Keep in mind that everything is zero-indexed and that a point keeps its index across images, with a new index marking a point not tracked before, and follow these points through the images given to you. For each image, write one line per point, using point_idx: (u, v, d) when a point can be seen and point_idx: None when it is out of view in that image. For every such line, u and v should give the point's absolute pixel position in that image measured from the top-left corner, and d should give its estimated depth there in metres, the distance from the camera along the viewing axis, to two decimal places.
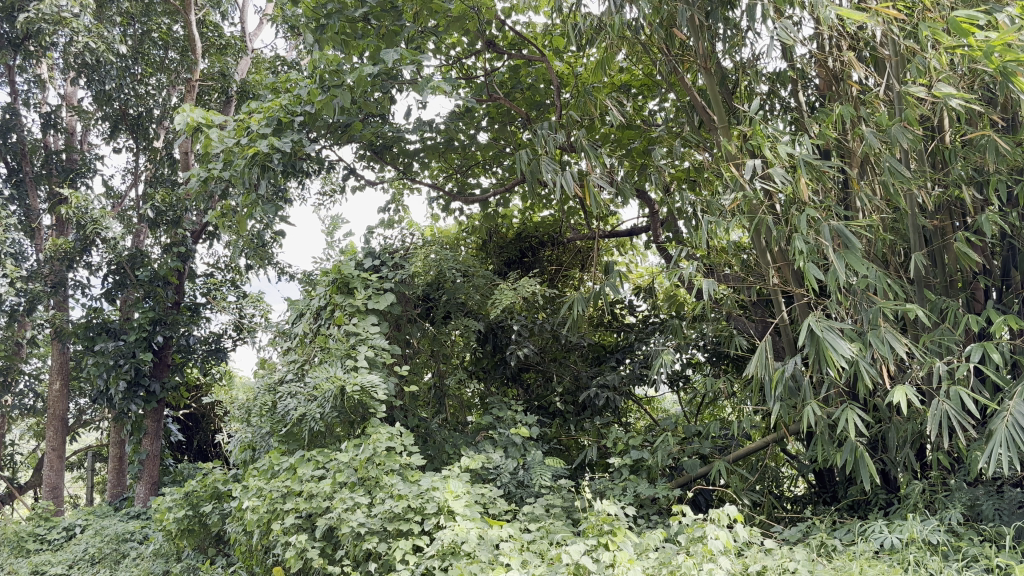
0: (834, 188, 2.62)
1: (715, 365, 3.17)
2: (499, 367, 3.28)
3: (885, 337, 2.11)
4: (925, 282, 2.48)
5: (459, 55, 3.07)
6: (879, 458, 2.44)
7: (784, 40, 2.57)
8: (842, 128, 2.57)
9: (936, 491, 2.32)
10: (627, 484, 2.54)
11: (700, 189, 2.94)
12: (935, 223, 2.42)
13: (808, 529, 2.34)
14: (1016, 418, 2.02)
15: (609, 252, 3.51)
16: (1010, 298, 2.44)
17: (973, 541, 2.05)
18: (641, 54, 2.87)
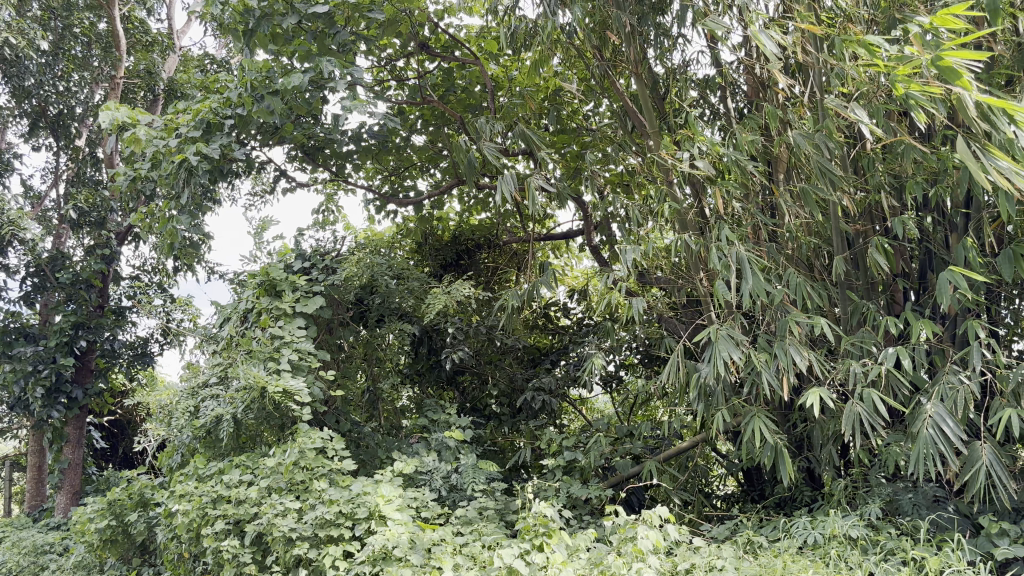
0: (761, 193, 2.69)
1: (648, 367, 3.21)
2: (434, 370, 3.27)
3: (788, 350, 2.22)
4: (847, 285, 2.56)
5: (393, 57, 3.05)
6: (805, 456, 2.51)
7: (713, 47, 2.62)
8: (769, 135, 2.63)
9: (858, 488, 2.40)
10: (560, 485, 2.56)
11: (632, 193, 2.98)
12: (856, 228, 2.50)
13: (736, 527, 2.39)
14: (935, 419, 2.09)
15: (545, 255, 3.53)
16: (927, 301, 2.53)
17: (891, 535, 2.12)
18: (573, 58, 2.90)
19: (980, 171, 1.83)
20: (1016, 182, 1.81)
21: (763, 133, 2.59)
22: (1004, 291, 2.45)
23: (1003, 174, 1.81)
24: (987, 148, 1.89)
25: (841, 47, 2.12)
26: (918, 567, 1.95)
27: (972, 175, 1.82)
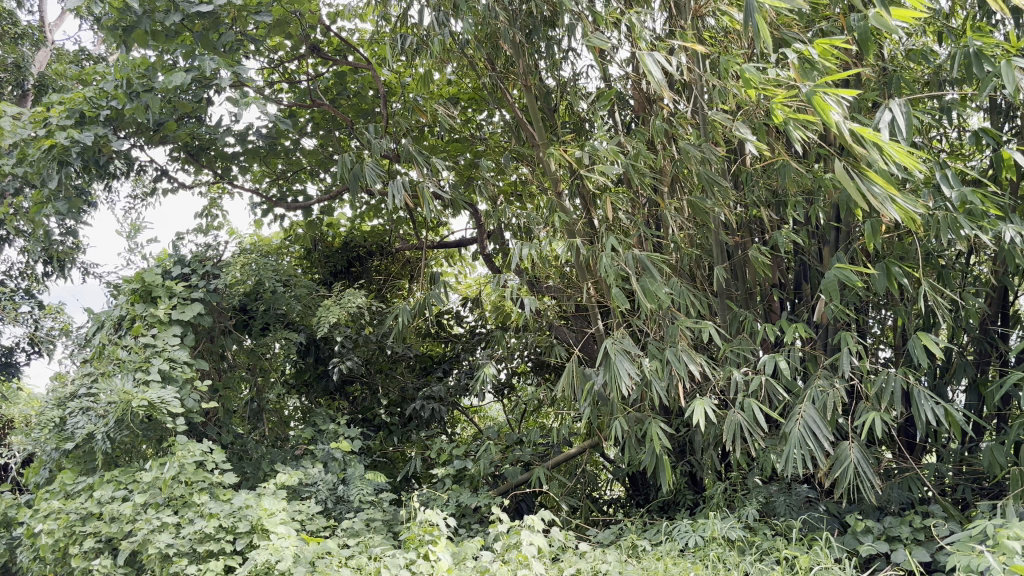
0: (648, 204, 2.76)
1: (539, 374, 3.25)
2: (322, 380, 3.21)
3: (681, 356, 2.28)
4: (728, 294, 2.66)
5: (282, 59, 2.99)
6: (687, 461, 2.59)
7: (602, 62, 2.68)
8: (655, 149, 2.71)
9: (736, 490, 2.49)
10: (449, 494, 2.55)
11: (524, 203, 3.01)
12: (736, 239, 2.60)
13: (621, 532, 2.44)
14: (806, 421, 2.20)
15: (437, 263, 3.52)
16: (801, 310, 2.66)
17: (766, 536, 2.21)
18: (467, 67, 2.91)
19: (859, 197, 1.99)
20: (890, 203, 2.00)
21: (650, 147, 2.66)
22: (870, 302, 2.60)
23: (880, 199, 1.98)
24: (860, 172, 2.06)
25: (722, 64, 2.20)
26: (790, 566, 2.04)
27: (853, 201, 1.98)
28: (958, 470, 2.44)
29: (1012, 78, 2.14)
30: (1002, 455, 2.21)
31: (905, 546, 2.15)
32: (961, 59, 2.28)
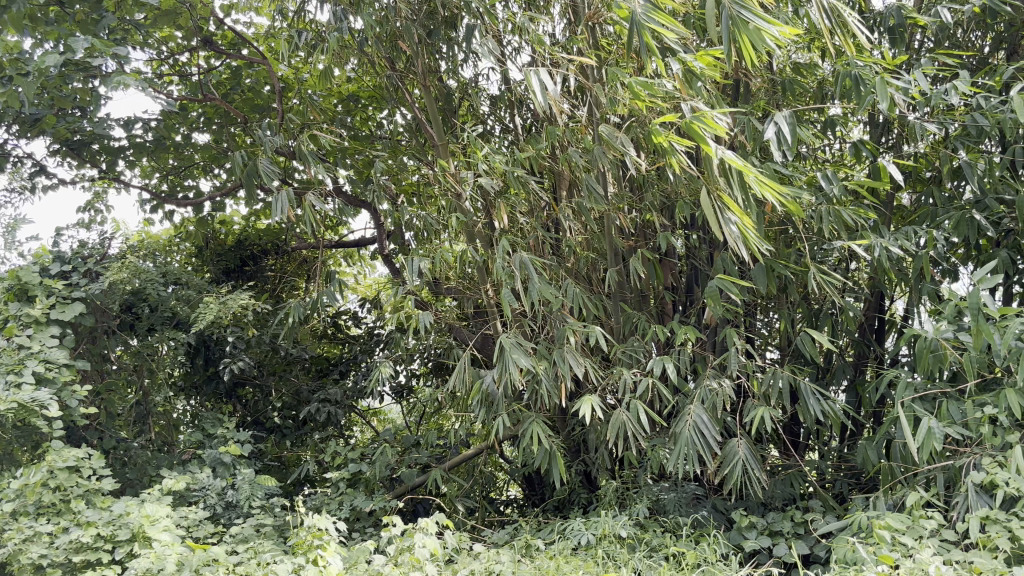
0: (546, 207, 2.78)
1: (437, 377, 3.25)
2: (212, 382, 3.12)
3: (567, 358, 2.34)
4: (622, 297, 2.72)
5: (172, 50, 2.89)
6: (581, 460, 2.63)
7: (502, 64, 2.69)
8: (553, 153, 2.75)
9: (628, 489, 2.54)
10: (343, 498, 2.52)
11: (423, 204, 3.00)
12: (630, 243, 2.66)
13: (515, 532, 2.46)
14: (696, 422, 2.26)
15: (335, 263, 3.47)
16: (692, 312, 2.73)
17: (656, 532, 2.27)
18: (367, 66, 2.88)
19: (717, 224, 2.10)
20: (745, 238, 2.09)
21: (547, 151, 2.70)
22: (758, 305, 2.70)
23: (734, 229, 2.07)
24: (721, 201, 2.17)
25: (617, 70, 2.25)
26: (678, 562, 2.10)
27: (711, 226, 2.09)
28: (837, 466, 2.56)
29: (886, 95, 2.30)
30: (876, 453, 2.33)
31: (786, 540, 2.23)
32: (845, 79, 2.40)
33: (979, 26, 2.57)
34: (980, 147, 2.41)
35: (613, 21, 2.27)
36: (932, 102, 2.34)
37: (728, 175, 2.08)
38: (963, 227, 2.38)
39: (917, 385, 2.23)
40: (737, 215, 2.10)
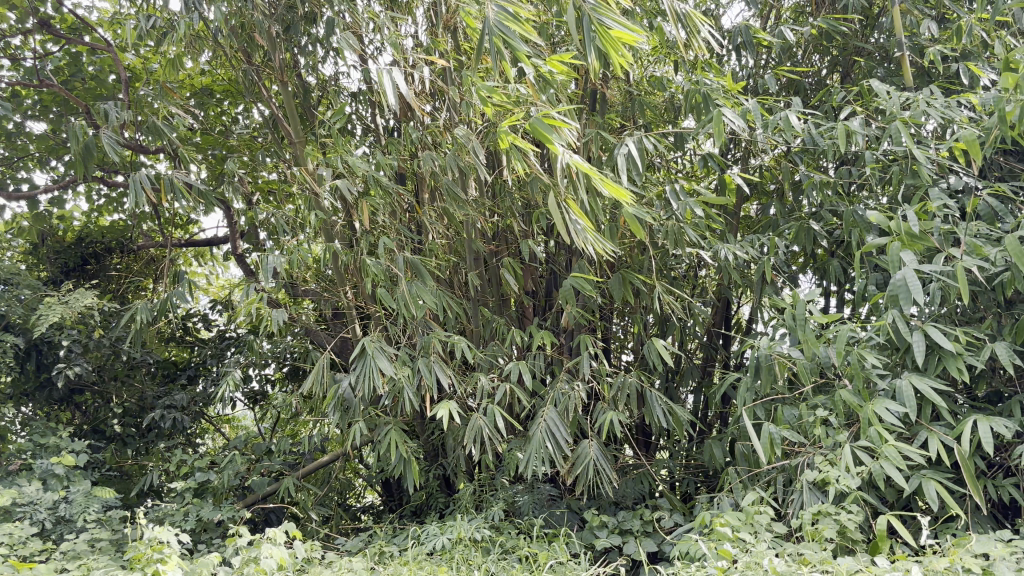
0: (406, 210, 2.76)
1: (293, 381, 3.17)
2: (44, 389, 2.93)
3: (432, 366, 2.31)
4: (482, 300, 2.73)
5: (3, 32, 2.69)
6: (439, 465, 2.62)
7: (363, 63, 2.65)
8: (414, 155, 2.73)
9: (485, 492, 2.56)
10: (189, 508, 2.41)
11: (280, 203, 2.91)
12: (490, 247, 2.67)
13: (370, 538, 2.43)
14: (549, 424, 2.30)
15: (186, 262, 3.32)
16: (550, 317, 2.78)
17: (510, 535, 2.29)
18: (222, 58, 2.77)
19: (564, 227, 2.17)
20: (592, 239, 2.18)
21: (409, 153, 2.68)
22: (614, 310, 2.77)
23: (581, 231, 2.16)
24: (566, 204, 2.26)
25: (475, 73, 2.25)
26: (530, 563, 2.12)
27: (559, 229, 2.16)
28: (685, 466, 2.66)
29: (721, 124, 2.41)
30: (720, 452, 2.44)
31: (635, 538, 2.30)
32: (694, 97, 2.49)
33: (817, 49, 2.74)
34: (816, 163, 2.57)
35: (469, 26, 2.28)
36: (769, 125, 2.46)
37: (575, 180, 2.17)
38: (801, 237, 2.52)
39: (757, 387, 2.34)
40: (582, 218, 2.21)
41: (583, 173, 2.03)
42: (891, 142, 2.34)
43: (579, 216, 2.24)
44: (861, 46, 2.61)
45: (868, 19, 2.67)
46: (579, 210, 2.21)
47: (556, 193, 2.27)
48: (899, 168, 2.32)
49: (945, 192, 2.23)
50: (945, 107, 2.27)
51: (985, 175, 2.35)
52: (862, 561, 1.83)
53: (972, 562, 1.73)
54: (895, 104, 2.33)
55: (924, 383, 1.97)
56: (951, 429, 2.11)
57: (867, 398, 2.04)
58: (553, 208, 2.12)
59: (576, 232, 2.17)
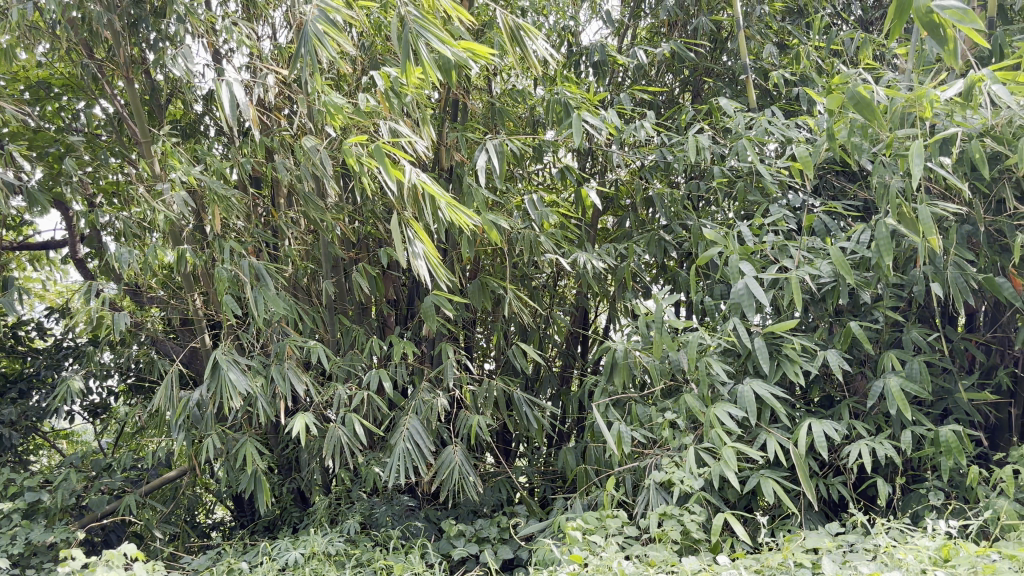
0: (261, 215, 2.68)
1: (137, 394, 3.01)
2: None
3: (287, 374, 2.26)
4: (340, 309, 2.69)
5: None
6: (292, 478, 2.56)
7: (217, 63, 2.56)
8: (271, 159, 2.65)
9: (340, 504, 2.51)
10: (17, 531, 2.25)
11: (124, 206, 2.77)
12: (349, 254, 2.63)
13: (218, 557, 2.34)
14: (410, 433, 2.28)
15: (17, 267, 3.10)
16: (410, 325, 2.76)
17: (366, 547, 2.26)
18: (60, 51, 2.61)
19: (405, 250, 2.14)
20: (430, 263, 2.16)
21: (265, 157, 2.60)
22: (475, 318, 2.79)
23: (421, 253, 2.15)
24: (407, 228, 2.25)
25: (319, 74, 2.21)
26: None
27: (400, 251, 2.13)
28: (541, 472, 2.70)
29: (582, 132, 2.47)
30: (576, 457, 2.49)
31: (492, 545, 2.32)
32: (555, 107, 2.54)
33: (669, 69, 2.85)
34: (668, 177, 2.67)
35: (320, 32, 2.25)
36: (625, 135, 2.56)
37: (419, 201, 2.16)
38: (653, 249, 2.62)
39: (610, 393, 2.41)
40: (424, 243, 2.20)
41: (430, 191, 2.03)
42: (735, 159, 2.47)
43: (421, 241, 2.22)
44: (709, 68, 2.74)
45: (717, 43, 2.81)
46: (419, 234, 2.19)
47: (397, 216, 2.24)
48: (743, 184, 2.45)
49: (783, 209, 2.38)
50: (783, 128, 2.41)
51: (819, 193, 2.51)
52: (703, 560, 1.91)
53: (802, 556, 1.84)
54: (739, 123, 2.46)
55: (763, 387, 2.09)
56: (787, 430, 2.24)
57: (710, 403, 2.14)
58: (395, 227, 2.08)
59: (418, 256, 2.16)
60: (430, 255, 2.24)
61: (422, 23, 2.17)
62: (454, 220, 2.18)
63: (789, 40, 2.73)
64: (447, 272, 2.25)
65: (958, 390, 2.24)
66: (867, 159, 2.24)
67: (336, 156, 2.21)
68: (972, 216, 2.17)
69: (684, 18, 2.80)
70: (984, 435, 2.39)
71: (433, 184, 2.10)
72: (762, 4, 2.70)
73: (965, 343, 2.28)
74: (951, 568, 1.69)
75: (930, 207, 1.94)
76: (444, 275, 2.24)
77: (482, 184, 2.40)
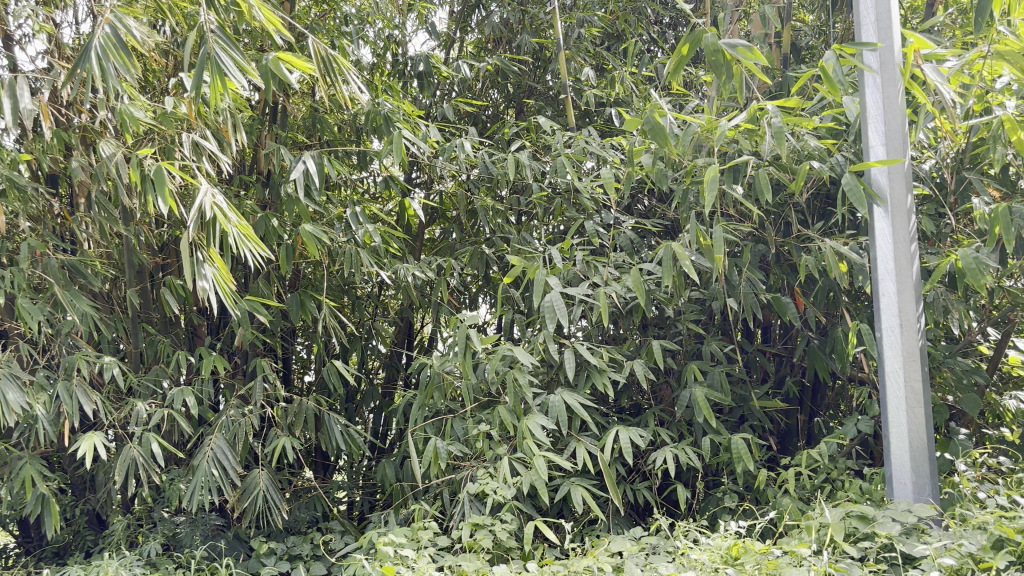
0: (56, 216, 2.49)
1: None
2: None
3: (75, 393, 2.11)
4: (145, 319, 2.54)
5: None
6: (87, 500, 2.39)
7: (7, 50, 2.36)
8: (69, 158, 2.47)
9: (141, 526, 2.38)
10: None
11: None
12: (155, 260, 2.49)
13: None
14: (214, 452, 2.21)
15: None
16: (222, 336, 2.65)
17: (167, 570, 2.15)
18: None
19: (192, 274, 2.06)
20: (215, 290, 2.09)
21: (62, 155, 2.42)
22: (292, 329, 2.71)
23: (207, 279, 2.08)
24: (201, 248, 2.16)
25: (122, 74, 2.08)
26: None
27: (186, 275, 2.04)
28: (358, 486, 2.66)
29: (404, 143, 2.46)
30: (393, 470, 2.47)
31: (304, 563, 2.27)
32: (375, 119, 2.52)
33: (494, 85, 2.90)
34: (491, 191, 2.71)
35: (124, 37, 2.16)
36: (445, 151, 2.58)
37: (210, 224, 2.08)
38: (474, 262, 2.65)
39: (427, 405, 2.41)
40: (214, 266, 2.13)
41: (221, 214, 1.97)
42: (553, 176, 2.54)
43: (214, 263, 2.15)
44: (532, 86, 2.81)
45: (540, 62, 2.88)
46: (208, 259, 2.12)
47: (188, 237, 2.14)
48: (560, 201, 2.52)
49: (597, 226, 2.47)
50: (599, 148, 2.50)
51: (632, 211, 2.63)
52: (513, 568, 1.94)
53: (606, 561, 1.90)
54: (558, 141, 2.53)
55: (572, 399, 2.16)
56: (596, 440, 2.32)
57: (523, 415, 2.19)
58: (183, 250, 2.00)
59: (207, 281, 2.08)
60: (222, 278, 2.17)
61: (223, 44, 2.07)
62: (246, 245, 2.13)
63: (606, 64, 2.85)
64: (236, 298, 2.18)
65: (752, 398, 2.40)
66: (673, 181, 2.37)
67: (127, 165, 2.11)
68: (764, 237, 2.34)
69: (507, 35, 2.86)
70: (775, 440, 2.57)
71: (227, 210, 2.06)
72: (583, 27, 2.80)
73: (758, 355, 2.45)
74: (739, 566, 1.80)
75: (724, 229, 2.10)
76: (232, 300, 2.18)
77: (298, 195, 2.34)
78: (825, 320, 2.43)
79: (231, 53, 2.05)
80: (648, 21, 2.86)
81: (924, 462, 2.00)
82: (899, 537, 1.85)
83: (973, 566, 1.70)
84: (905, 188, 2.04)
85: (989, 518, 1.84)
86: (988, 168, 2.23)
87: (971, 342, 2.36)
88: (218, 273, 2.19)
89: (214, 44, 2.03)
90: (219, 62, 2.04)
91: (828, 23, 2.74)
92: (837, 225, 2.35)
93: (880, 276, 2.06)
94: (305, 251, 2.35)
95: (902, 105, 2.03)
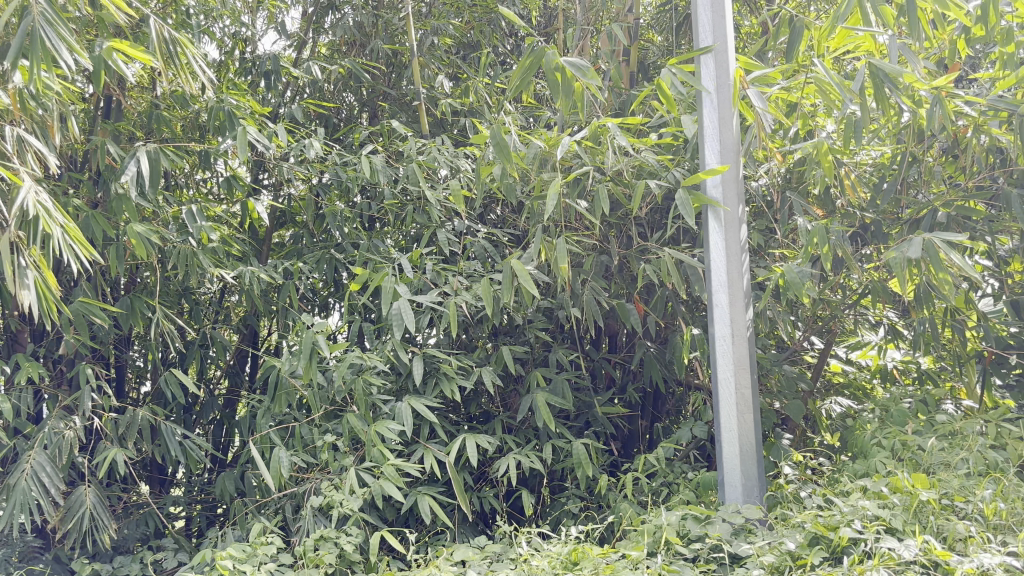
0: None
1: None
2: None
3: None
4: None
5: None
6: None
7: None
8: None
9: None
10: None
11: None
12: None
13: None
14: (34, 469, 2.06)
15: None
16: (46, 342, 2.47)
17: None
18: None
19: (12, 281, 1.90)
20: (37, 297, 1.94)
21: None
22: (126, 335, 2.56)
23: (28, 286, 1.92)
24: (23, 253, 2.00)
25: None
26: None
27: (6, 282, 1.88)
28: (196, 500, 2.55)
29: (246, 142, 2.38)
30: (233, 483, 2.38)
31: None
32: (217, 115, 2.43)
33: (346, 87, 2.85)
34: (342, 197, 2.66)
35: None
36: (293, 152, 2.51)
37: (31, 226, 1.94)
38: (323, 268, 2.59)
39: (270, 415, 2.34)
40: (37, 272, 1.98)
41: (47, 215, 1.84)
42: (405, 183, 2.52)
43: (37, 269, 1.99)
44: (385, 91, 2.78)
45: (395, 68, 2.86)
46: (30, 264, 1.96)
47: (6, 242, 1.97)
48: (411, 207, 2.51)
49: (447, 234, 2.47)
50: (451, 156, 2.51)
51: (483, 220, 2.65)
52: None
53: (449, 571, 1.90)
54: (410, 147, 2.52)
55: (420, 405, 2.15)
56: (442, 448, 2.32)
57: (368, 424, 2.16)
58: None
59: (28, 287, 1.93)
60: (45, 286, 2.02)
61: (50, 19, 1.92)
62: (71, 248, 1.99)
63: (460, 73, 2.86)
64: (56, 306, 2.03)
65: (595, 405, 2.47)
66: (522, 192, 2.40)
67: None
68: (608, 248, 2.42)
69: (361, 38, 2.82)
70: (618, 445, 2.66)
71: (53, 210, 1.93)
72: (437, 35, 2.80)
73: (601, 363, 2.52)
74: (578, 571, 1.84)
75: (565, 241, 2.17)
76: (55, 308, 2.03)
77: (130, 193, 2.23)
78: (665, 329, 2.53)
79: (57, 28, 1.90)
80: (502, 32, 2.89)
81: (753, 465, 2.11)
82: (726, 537, 1.94)
83: (791, 563, 1.81)
84: (737, 204, 2.14)
85: (806, 517, 1.96)
86: (810, 189, 2.39)
87: (796, 350, 2.52)
88: (39, 280, 2.03)
89: (39, 18, 1.87)
90: (42, 36, 1.88)
91: (673, 45, 2.87)
92: (676, 238, 2.46)
93: (714, 287, 2.14)
94: (135, 254, 2.23)
95: (734, 126, 2.14)
